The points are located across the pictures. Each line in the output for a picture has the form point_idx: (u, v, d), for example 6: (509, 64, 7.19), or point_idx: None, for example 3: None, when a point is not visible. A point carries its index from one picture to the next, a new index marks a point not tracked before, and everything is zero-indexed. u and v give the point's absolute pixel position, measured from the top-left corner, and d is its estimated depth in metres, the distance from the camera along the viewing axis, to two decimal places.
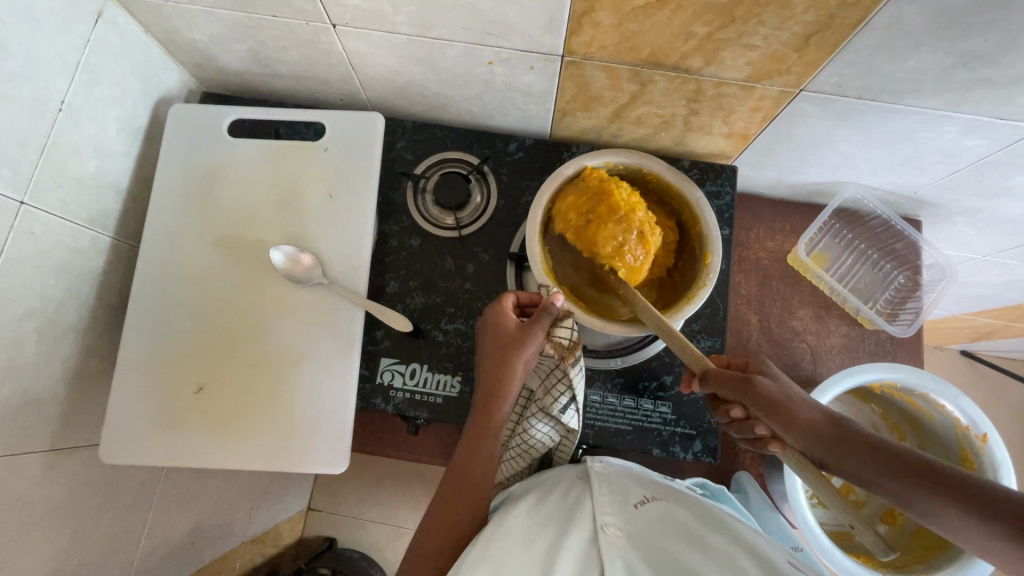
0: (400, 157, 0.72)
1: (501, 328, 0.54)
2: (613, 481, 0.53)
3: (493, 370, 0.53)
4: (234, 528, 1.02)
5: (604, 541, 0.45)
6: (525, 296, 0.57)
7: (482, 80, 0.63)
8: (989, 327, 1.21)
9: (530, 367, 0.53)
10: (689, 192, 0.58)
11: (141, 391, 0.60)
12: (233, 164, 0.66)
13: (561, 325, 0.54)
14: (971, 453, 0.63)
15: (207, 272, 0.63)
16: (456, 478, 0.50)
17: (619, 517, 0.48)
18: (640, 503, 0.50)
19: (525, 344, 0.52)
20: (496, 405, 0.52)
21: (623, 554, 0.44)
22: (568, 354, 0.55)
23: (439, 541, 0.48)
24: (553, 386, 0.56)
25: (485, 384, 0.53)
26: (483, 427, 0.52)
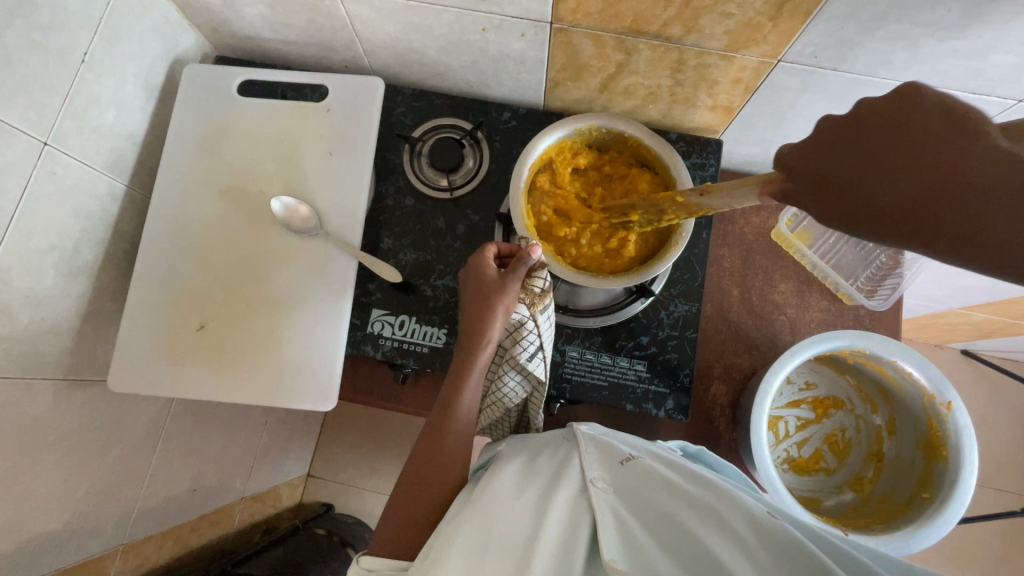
0: (399, 122, 0.76)
1: (481, 277, 0.57)
2: (599, 442, 0.55)
3: (474, 316, 0.55)
4: (234, 483, 1.08)
5: (594, 493, 0.48)
6: (507, 248, 0.60)
7: (477, 47, 0.66)
8: (990, 323, 1.24)
9: (509, 315, 0.56)
10: (668, 156, 0.60)
11: (147, 328, 0.65)
12: (241, 122, 0.71)
13: (535, 277, 0.57)
14: (936, 420, 0.65)
15: (213, 221, 0.68)
16: (440, 415, 0.53)
17: (605, 473, 0.51)
18: (625, 459, 0.52)
19: (504, 291, 0.55)
20: (477, 350, 0.55)
21: (611, 505, 0.48)
22: (537, 301, 0.57)
23: (426, 475, 0.52)
24: (519, 332, 0.58)
25: (466, 329, 0.56)
26: (465, 368, 0.55)
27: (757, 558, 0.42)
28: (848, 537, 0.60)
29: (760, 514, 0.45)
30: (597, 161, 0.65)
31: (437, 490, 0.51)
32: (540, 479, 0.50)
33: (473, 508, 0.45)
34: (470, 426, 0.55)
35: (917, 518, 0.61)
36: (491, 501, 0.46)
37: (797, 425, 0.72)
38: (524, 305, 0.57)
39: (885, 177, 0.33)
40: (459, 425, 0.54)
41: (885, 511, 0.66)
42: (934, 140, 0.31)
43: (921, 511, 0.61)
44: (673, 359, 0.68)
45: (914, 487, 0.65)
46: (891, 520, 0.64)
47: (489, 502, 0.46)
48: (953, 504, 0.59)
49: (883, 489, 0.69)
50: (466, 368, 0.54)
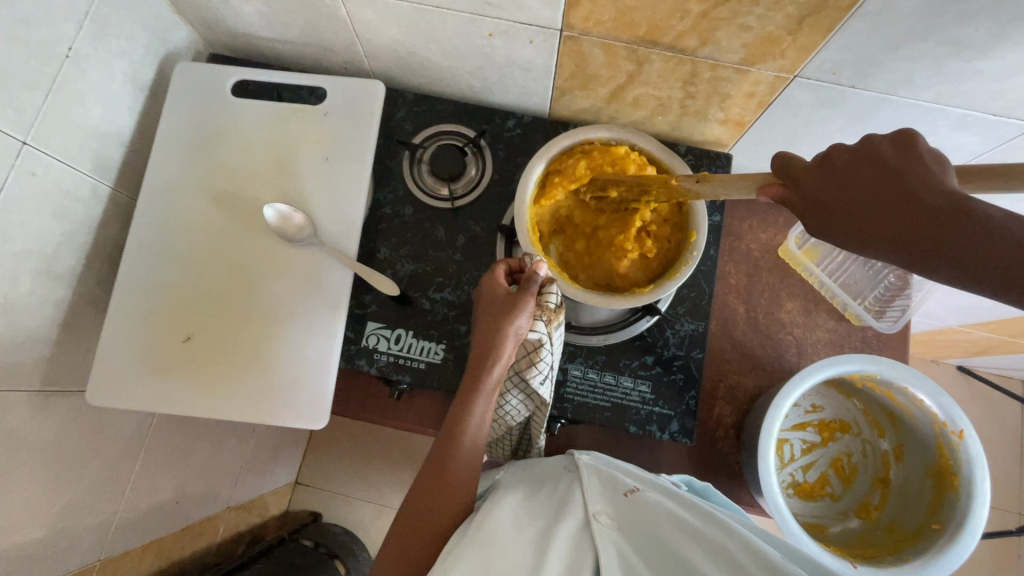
0: (399, 127, 0.73)
1: (495, 294, 0.55)
2: (602, 472, 0.53)
3: (486, 335, 0.53)
4: (219, 494, 1.04)
5: (598, 530, 0.46)
6: (517, 264, 0.58)
7: (482, 53, 0.63)
8: (987, 341, 1.24)
9: (522, 334, 0.53)
10: (679, 172, 0.58)
11: (131, 338, 0.62)
12: (234, 124, 0.68)
13: (548, 292, 0.55)
14: (946, 449, 0.63)
15: (203, 226, 0.65)
16: (447, 439, 0.51)
17: (609, 507, 0.49)
18: (629, 492, 0.50)
19: (518, 310, 0.52)
20: (489, 371, 0.52)
21: (615, 544, 0.45)
22: (553, 316, 0.56)
23: (430, 501, 0.49)
24: (535, 355, 0.56)
25: (477, 348, 0.53)
26: (474, 387, 0.52)
27: None
28: (856, 569, 0.57)
29: (773, 555, 0.43)
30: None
31: (445, 517, 0.49)
32: (542, 514, 0.48)
33: (472, 542, 0.43)
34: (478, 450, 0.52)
35: (927, 550, 0.59)
36: (489, 537, 0.44)
37: (803, 448, 0.70)
38: (542, 322, 0.55)
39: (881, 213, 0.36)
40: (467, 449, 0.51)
41: (893, 541, 0.64)
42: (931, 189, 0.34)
43: (931, 543, 0.60)
44: (678, 380, 0.65)
45: (923, 517, 0.64)
46: (899, 551, 0.62)
47: (489, 537, 0.44)
48: (964, 538, 0.58)
49: (890, 517, 0.67)
50: (474, 387, 0.52)
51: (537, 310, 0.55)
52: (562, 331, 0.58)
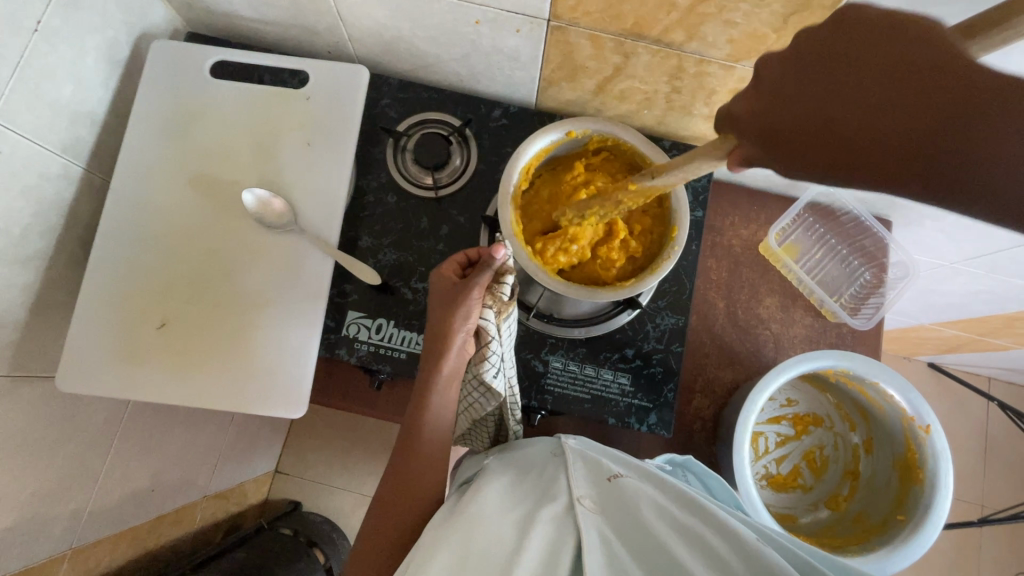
0: (384, 113, 0.72)
1: (444, 290, 0.55)
2: (588, 458, 0.53)
3: (436, 331, 0.53)
4: (197, 481, 1.03)
5: (580, 509, 0.46)
6: (474, 253, 0.57)
7: (469, 41, 0.62)
8: (957, 339, 1.28)
9: (472, 326, 0.53)
10: (661, 163, 0.58)
11: (105, 324, 0.60)
12: (213, 106, 0.66)
13: (503, 283, 0.54)
14: (913, 443, 0.65)
15: (179, 209, 0.63)
16: (406, 441, 0.52)
17: (593, 490, 0.49)
18: (612, 477, 0.50)
19: (463, 300, 0.52)
20: (440, 363, 0.52)
21: (597, 525, 0.45)
22: (504, 307, 0.54)
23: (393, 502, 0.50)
24: (485, 347, 0.54)
25: (432, 340, 0.54)
26: (427, 386, 0.52)
27: None
28: None
29: (749, 542, 0.44)
30: (594, 165, 0.62)
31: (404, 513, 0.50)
32: (527, 499, 0.48)
33: (453, 527, 0.44)
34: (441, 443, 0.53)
35: (892, 541, 0.61)
36: (472, 522, 0.44)
37: (777, 441, 0.72)
38: (491, 312, 0.53)
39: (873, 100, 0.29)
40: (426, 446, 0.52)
41: (860, 531, 0.66)
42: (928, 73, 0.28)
43: (896, 533, 0.61)
44: (657, 372, 0.66)
45: (888, 508, 0.66)
46: (867, 542, 0.64)
47: (471, 520, 0.44)
48: (926, 528, 0.60)
49: (858, 509, 0.69)
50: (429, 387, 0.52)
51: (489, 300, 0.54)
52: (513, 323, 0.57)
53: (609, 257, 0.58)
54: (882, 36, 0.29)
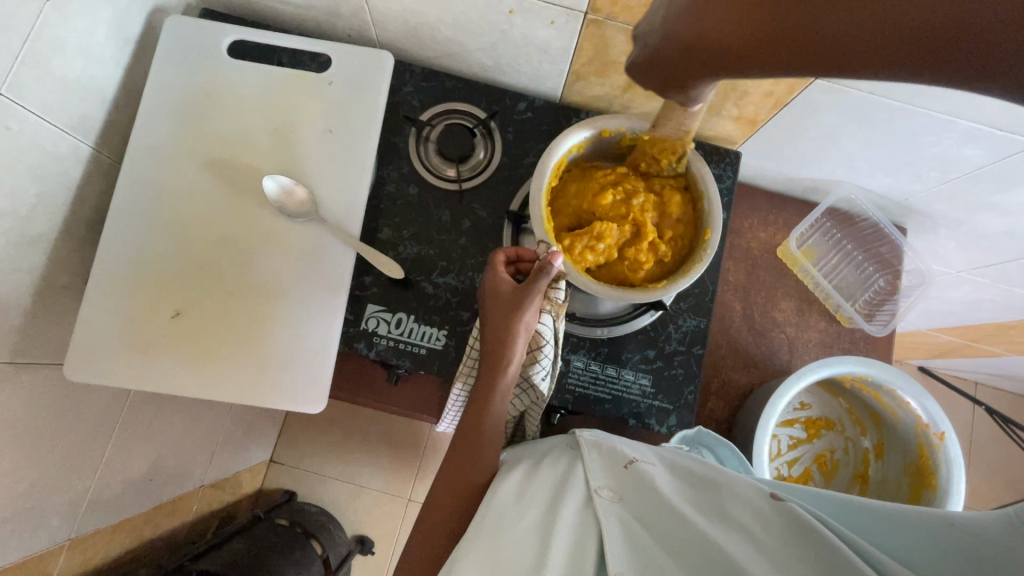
0: (406, 102, 0.70)
1: (500, 292, 0.53)
2: (603, 447, 0.51)
3: (495, 335, 0.52)
4: (194, 470, 1.01)
5: (599, 504, 0.45)
6: (525, 255, 0.56)
7: (500, 30, 0.61)
8: (951, 344, 1.31)
9: (531, 331, 0.53)
10: (695, 165, 0.58)
11: (115, 311, 0.58)
12: (230, 87, 0.63)
13: (555, 287, 0.55)
14: (926, 449, 0.66)
15: (194, 194, 0.61)
16: (463, 445, 0.51)
17: (612, 482, 0.47)
18: (629, 462, 0.48)
19: (523, 303, 0.51)
20: (500, 368, 0.52)
21: (618, 514, 0.44)
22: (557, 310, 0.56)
23: (449, 507, 0.49)
24: (536, 351, 0.56)
25: (487, 341, 0.53)
26: (489, 391, 0.52)
27: (772, 552, 0.38)
28: None
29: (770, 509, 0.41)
30: (625, 165, 0.62)
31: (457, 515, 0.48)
32: (547, 488, 0.47)
33: (478, 529, 0.43)
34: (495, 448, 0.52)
35: None
36: (498, 524, 0.43)
37: (790, 443, 0.73)
38: (549, 316, 0.55)
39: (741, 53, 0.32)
40: (482, 450, 0.51)
41: None
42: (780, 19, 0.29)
43: None
44: (678, 374, 0.66)
45: None
46: None
47: (494, 524, 0.43)
48: None
49: None
50: (488, 391, 0.52)
51: (546, 304, 0.55)
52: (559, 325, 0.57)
53: (636, 258, 0.56)
54: (703, 51, 0.33)
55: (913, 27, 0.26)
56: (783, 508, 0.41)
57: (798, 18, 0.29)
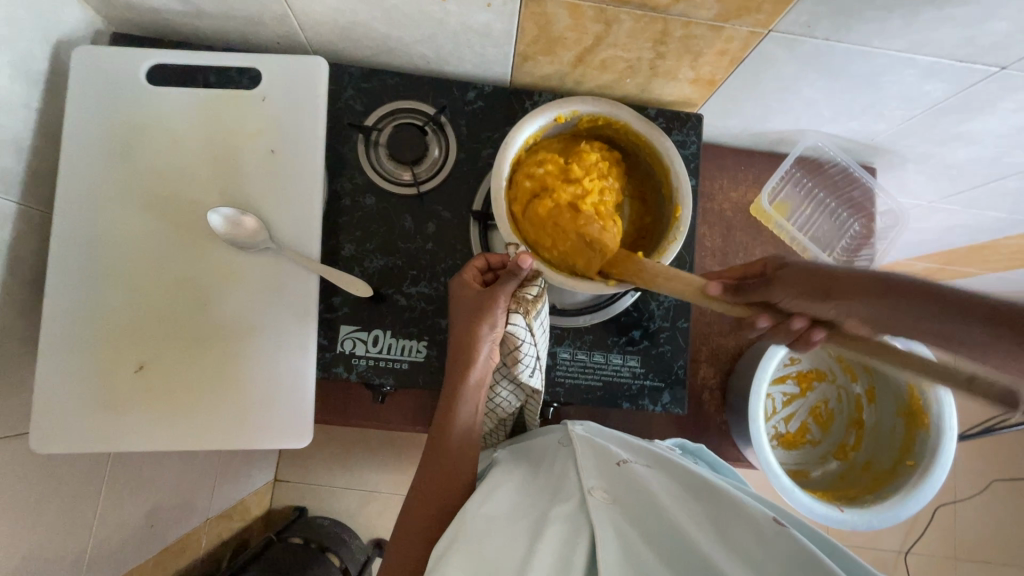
0: (348, 107, 0.66)
1: (465, 293, 0.52)
2: (593, 443, 0.51)
3: (461, 338, 0.51)
4: (197, 507, 0.99)
5: (592, 504, 0.45)
6: (497, 259, 0.55)
7: (435, 19, 0.57)
8: (928, 270, 1.32)
9: (499, 333, 0.51)
10: (658, 140, 0.56)
11: (75, 374, 0.55)
12: (157, 118, 0.59)
13: (530, 283, 0.53)
14: (916, 390, 0.67)
15: (138, 239, 0.57)
16: (433, 450, 0.50)
17: (603, 479, 0.48)
18: (621, 461, 0.49)
19: (490, 308, 0.50)
20: (466, 370, 0.51)
21: (610, 515, 0.44)
22: (531, 308, 0.52)
23: (422, 514, 0.48)
24: (515, 350, 0.53)
25: (452, 352, 0.52)
26: (454, 395, 0.50)
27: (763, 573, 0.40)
28: (843, 512, 0.61)
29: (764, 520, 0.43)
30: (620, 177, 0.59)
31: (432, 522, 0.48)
32: (538, 496, 0.48)
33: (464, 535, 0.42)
34: (470, 454, 0.51)
35: (904, 487, 0.63)
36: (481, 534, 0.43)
37: (785, 401, 0.73)
38: (519, 316, 0.52)
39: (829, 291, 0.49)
40: (453, 456, 0.50)
41: (871, 480, 0.68)
42: (853, 286, 0.48)
43: (907, 480, 0.64)
44: (666, 351, 0.65)
45: (895, 454, 0.68)
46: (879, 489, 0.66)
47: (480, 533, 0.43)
48: (936, 472, 0.62)
49: (865, 456, 0.72)
50: (455, 397, 0.50)
51: (514, 303, 0.52)
52: (543, 323, 0.55)
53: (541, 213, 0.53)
54: (827, 275, 0.50)
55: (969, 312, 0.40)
56: (788, 537, 0.42)
57: (892, 294, 0.45)
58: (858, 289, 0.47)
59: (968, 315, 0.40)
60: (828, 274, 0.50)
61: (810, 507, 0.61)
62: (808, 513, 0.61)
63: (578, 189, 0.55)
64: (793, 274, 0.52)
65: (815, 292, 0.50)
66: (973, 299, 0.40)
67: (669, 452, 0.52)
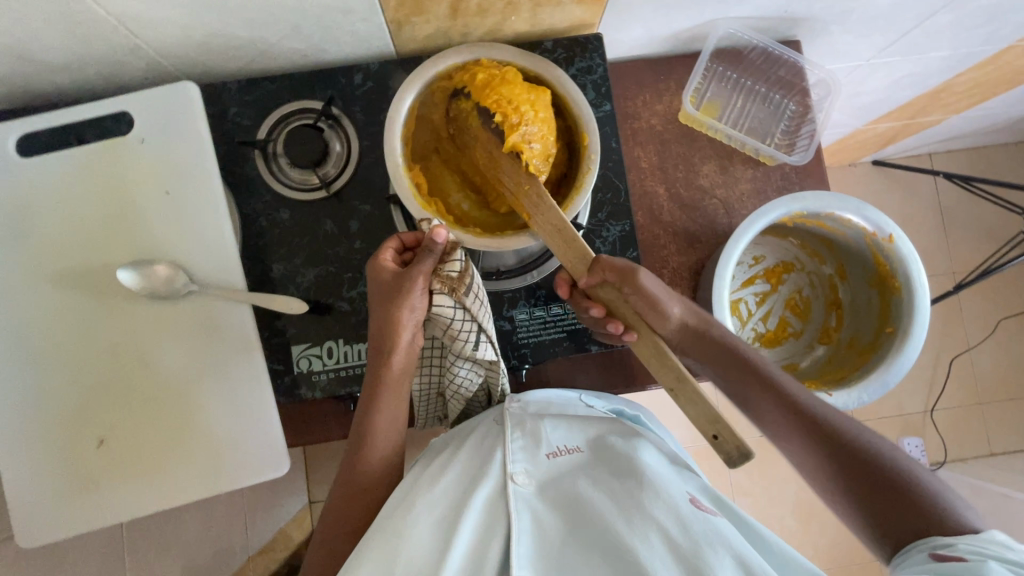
0: (237, 125, 0.63)
1: (381, 279, 0.51)
2: (528, 426, 0.55)
3: (381, 325, 0.51)
4: (233, 551, 1.01)
5: (514, 491, 0.49)
6: (410, 237, 0.54)
7: (289, 9, 0.53)
8: (892, 130, 1.28)
9: (419, 317, 0.51)
10: (549, 72, 0.54)
11: (40, 464, 0.54)
12: (41, 189, 0.56)
13: (453, 259, 0.50)
14: (881, 256, 0.65)
15: (60, 317, 0.55)
16: (360, 440, 0.53)
17: (531, 465, 0.52)
18: (552, 452, 0.53)
19: (407, 291, 0.50)
20: (387, 358, 0.52)
21: (530, 502, 0.49)
22: (458, 285, 0.51)
23: (345, 508, 0.51)
24: (449, 328, 0.52)
25: (375, 340, 0.52)
26: (377, 387, 0.52)
27: (678, 554, 0.44)
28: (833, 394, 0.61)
29: (686, 510, 0.46)
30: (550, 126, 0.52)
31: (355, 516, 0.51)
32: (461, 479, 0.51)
33: (380, 530, 0.46)
34: (395, 440, 0.54)
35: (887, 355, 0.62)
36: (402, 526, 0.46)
37: (758, 301, 0.72)
38: (445, 294, 0.51)
39: (756, 391, 0.56)
40: (379, 446, 0.53)
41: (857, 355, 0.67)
42: (780, 419, 0.55)
43: (890, 347, 0.62)
44: None
45: (876, 324, 0.67)
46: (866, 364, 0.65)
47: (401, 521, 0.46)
48: (915, 333, 0.61)
49: (849, 334, 0.70)
50: (377, 389, 0.52)
51: (438, 282, 0.50)
52: (478, 298, 0.53)
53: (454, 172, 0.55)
54: (757, 374, 0.56)
55: (866, 473, 0.50)
56: (705, 524, 0.45)
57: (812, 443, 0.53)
58: (774, 400, 0.55)
59: (851, 463, 0.51)
60: (795, 405, 0.54)
61: None
62: None
63: (537, 170, 0.52)
64: (717, 354, 0.57)
65: (738, 376, 0.56)
66: (875, 454, 0.51)
67: (601, 426, 0.56)
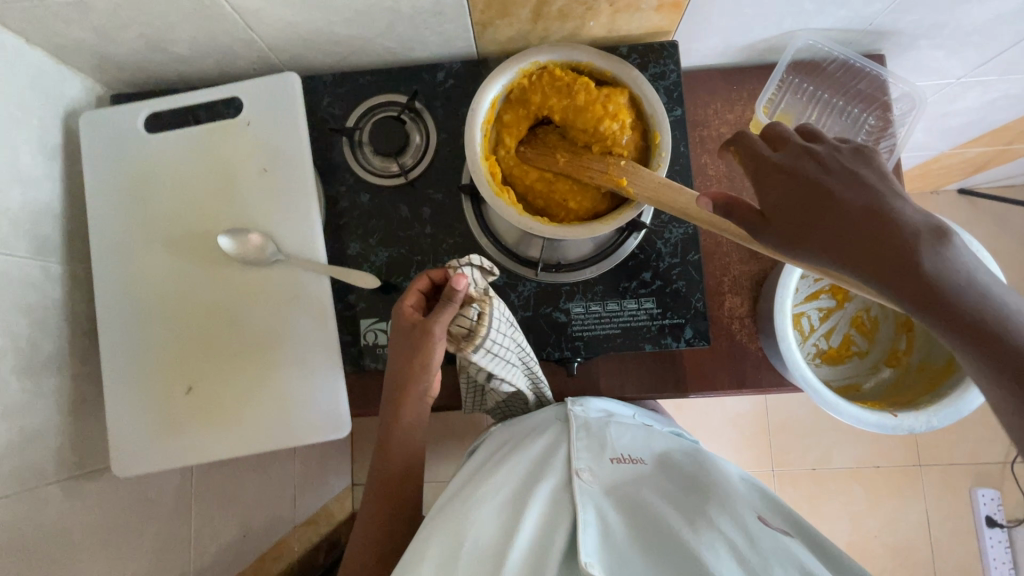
0: (329, 114, 0.69)
1: (402, 325, 0.55)
2: (593, 430, 0.57)
3: (399, 370, 0.56)
4: (283, 517, 1.06)
5: (580, 485, 0.52)
6: (437, 276, 0.56)
7: (387, 9, 0.58)
8: (983, 156, 1.21)
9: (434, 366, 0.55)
10: (626, 74, 0.56)
11: (136, 404, 0.61)
12: (161, 162, 0.64)
13: (467, 308, 0.53)
14: None
15: (166, 274, 0.62)
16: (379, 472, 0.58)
17: (594, 465, 0.54)
18: (616, 458, 0.56)
19: (423, 344, 0.53)
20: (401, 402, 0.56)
21: (594, 499, 0.51)
22: (468, 343, 0.54)
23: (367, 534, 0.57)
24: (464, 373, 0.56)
25: (391, 384, 0.57)
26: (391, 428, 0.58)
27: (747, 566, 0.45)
28: (897, 416, 0.59)
29: (755, 526, 0.48)
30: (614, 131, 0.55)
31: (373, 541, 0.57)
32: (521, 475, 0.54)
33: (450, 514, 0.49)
34: (410, 475, 0.59)
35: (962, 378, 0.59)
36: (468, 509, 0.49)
37: (821, 317, 0.70)
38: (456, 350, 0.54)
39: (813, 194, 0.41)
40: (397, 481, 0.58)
41: (928, 379, 0.64)
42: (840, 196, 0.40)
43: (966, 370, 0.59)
44: (681, 288, 0.64)
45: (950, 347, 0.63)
46: (937, 388, 0.62)
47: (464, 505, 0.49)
48: None
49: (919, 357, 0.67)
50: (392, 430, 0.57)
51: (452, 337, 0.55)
52: (498, 352, 0.55)
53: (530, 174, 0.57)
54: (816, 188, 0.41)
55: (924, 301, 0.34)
56: (775, 540, 0.46)
57: (856, 226, 0.38)
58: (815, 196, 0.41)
59: (927, 308, 0.34)
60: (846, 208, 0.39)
61: (861, 417, 0.59)
62: (857, 423, 0.59)
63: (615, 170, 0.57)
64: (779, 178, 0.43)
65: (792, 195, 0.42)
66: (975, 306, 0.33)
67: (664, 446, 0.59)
